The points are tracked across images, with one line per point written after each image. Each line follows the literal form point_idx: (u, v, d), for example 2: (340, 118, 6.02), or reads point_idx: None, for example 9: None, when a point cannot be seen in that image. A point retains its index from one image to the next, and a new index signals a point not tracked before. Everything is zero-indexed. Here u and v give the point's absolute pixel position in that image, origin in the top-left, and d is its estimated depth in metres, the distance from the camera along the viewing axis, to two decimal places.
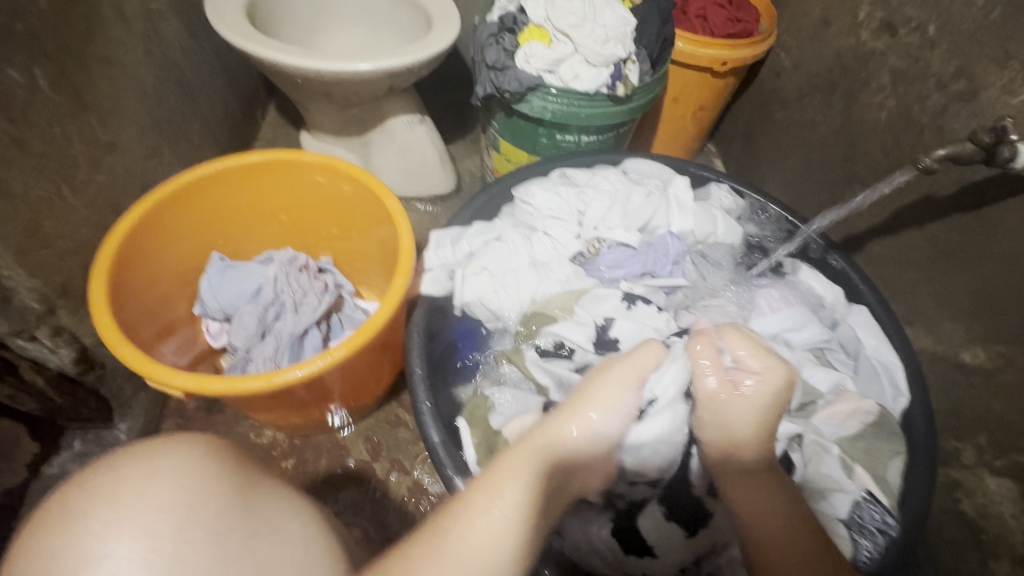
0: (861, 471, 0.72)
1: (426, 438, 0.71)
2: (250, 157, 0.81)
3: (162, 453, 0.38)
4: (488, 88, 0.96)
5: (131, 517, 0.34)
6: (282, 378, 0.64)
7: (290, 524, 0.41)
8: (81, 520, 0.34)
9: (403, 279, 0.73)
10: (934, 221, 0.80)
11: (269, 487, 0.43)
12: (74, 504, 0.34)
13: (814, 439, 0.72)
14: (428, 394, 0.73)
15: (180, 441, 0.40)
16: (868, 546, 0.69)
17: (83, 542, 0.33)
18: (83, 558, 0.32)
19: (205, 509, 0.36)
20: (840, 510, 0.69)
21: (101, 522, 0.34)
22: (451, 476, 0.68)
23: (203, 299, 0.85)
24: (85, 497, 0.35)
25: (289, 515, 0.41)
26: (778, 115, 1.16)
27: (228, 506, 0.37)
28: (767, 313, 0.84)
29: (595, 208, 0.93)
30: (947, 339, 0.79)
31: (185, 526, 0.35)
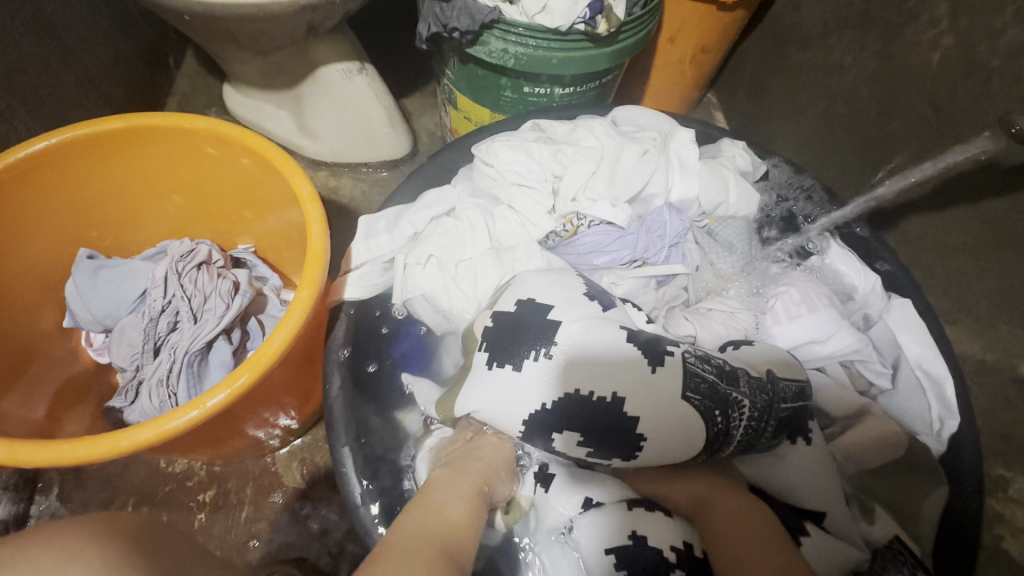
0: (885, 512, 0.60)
1: (348, 496, 0.58)
2: (107, 123, 0.61)
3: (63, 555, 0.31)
4: (433, 26, 0.75)
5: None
6: (130, 441, 0.48)
7: None
8: None
9: (309, 290, 0.55)
10: (996, 197, 0.64)
11: None
12: None
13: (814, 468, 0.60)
14: (348, 436, 0.60)
15: (74, 530, 0.33)
16: None
17: None
18: None
19: None
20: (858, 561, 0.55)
21: None
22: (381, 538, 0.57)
23: (73, 309, 0.67)
24: None
25: None
26: (795, 59, 0.95)
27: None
28: (783, 323, 0.68)
29: (575, 172, 0.73)
30: (1001, 346, 0.64)
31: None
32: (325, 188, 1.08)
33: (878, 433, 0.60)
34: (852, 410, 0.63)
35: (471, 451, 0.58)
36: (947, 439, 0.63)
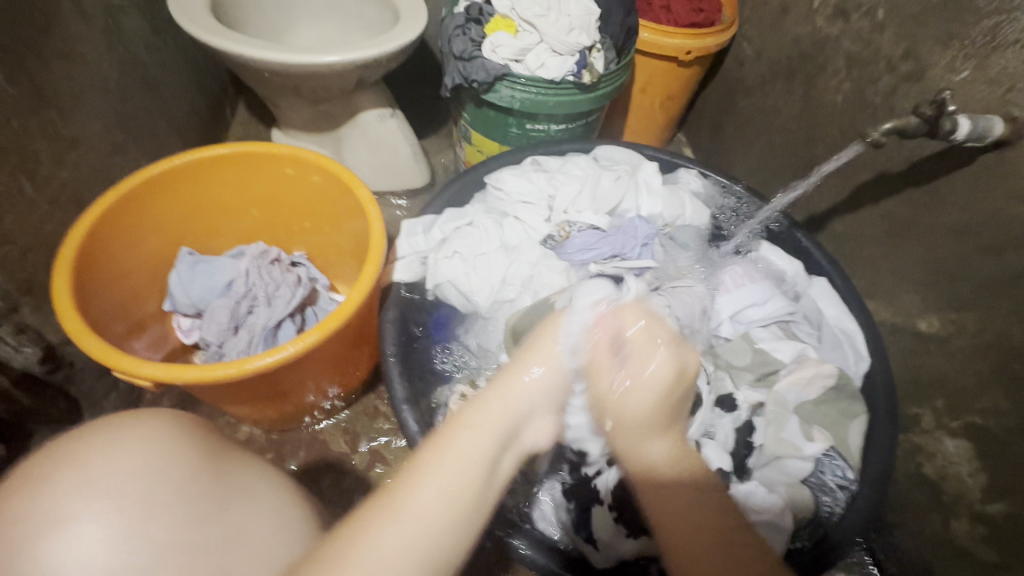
0: (820, 432, 0.74)
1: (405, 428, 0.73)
2: (217, 149, 0.80)
3: (132, 423, 0.42)
4: (457, 79, 0.97)
5: (99, 481, 0.37)
6: (252, 365, 0.64)
7: (264, 491, 0.48)
8: (50, 484, 0.36)
9: (373, 266, 0.74)
10: (889, 197, 0.84)
11: (243, 458, 0.50)
12: (36, 471, 0.37)
13: (774, 407, 0.76)
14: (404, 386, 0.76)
15: (144, 412, 0.44)
16: (830, 503, 0.73)
17: (57, 503, 0.36)
18: (59, 518, 0.36)
19: (177, 474, 0.41)
20: (803, 470, 0.73)
21: (70, 485, 0.37)
22: None
23: (172, 294, 0.84)
24: (47, 464, 0.38)
25: (261, 482, 0.48)
26: (742, 103, 1.19)
27: (194, 470, 0.42)
28: (731, 291, 0.88)
29: (565, 192, 0.94)
30: (905, 310, 0.83)
31: (155, 491, 0.39)
32: None
33: (804, 372, 0.77)
34: (787, 355, 0.81)
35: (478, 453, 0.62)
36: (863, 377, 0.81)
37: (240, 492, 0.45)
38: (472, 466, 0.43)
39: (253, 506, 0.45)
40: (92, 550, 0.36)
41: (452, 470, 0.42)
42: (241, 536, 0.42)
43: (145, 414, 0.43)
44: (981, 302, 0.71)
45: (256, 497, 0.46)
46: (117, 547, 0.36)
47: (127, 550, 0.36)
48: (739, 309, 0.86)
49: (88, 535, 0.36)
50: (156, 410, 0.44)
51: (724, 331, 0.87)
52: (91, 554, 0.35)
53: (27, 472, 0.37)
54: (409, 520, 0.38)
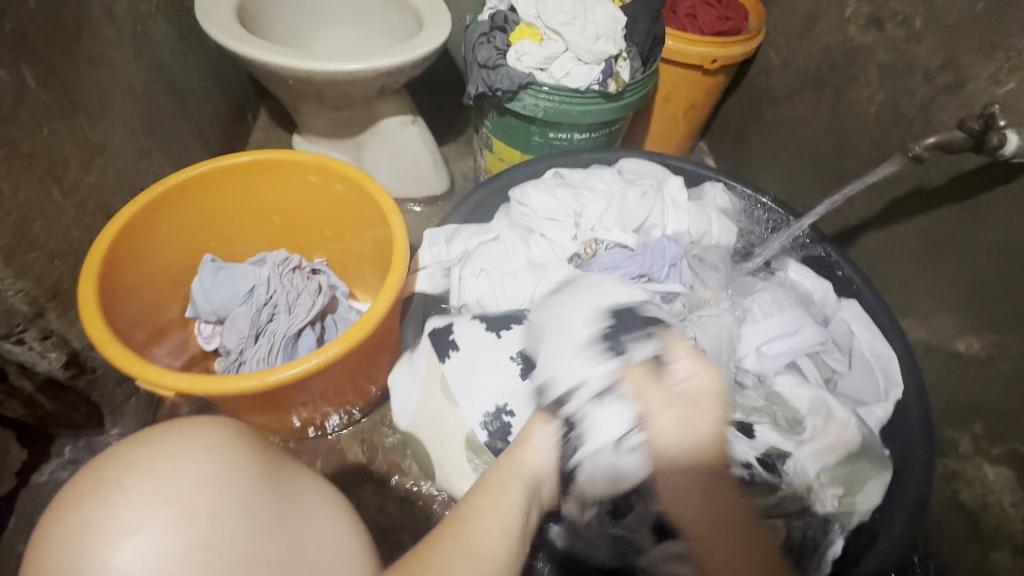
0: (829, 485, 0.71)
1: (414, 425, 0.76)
2: (242, 157, 0.80)
3: (195, 434, 0.43)
4: (480, 87, 0.96)
5: (166, 491, 0.38)
6: (275, 377, 0.63)
7: (320, 510, 0.47)
8: (118, 490, 0.38)
9: (397, 276, 0.73)
10: (925, 212, 0.81)
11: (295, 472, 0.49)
12: (109, 475, 0.39)
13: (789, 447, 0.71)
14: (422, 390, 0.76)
15: (207, 423, 0.45)
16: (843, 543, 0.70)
17: (120, 513, 0.37)
18: (121, 529, 0.37)
19: (238, 483, 0.41)
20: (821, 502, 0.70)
21: (137, 492, 0.38)
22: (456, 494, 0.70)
23: (195, 301, 0.84)
24: (119, 468, 0.39)
25: (319, 503, 0.48)
26: (768, 113, 1.17)
27: (256, 483, 0.43)
28: (760, 320, 0.83)
29: (593, 208, 0.92)
30: (941, 330, 0.80)
31: (218, 501, 0.40)
32: None
33: (836, 418, 0.72)
34: (813, 409, 0.74)
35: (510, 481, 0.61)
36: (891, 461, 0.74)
37: (302, 509, 0.45)
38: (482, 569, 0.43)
39: (310, 525, 0.45)
40: (153, 559, 0.36)
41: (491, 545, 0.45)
42: (302, 555, 0.42)
43: (203, 421, 0.44)
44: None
45: (310, 512, 0.46)
46: (178, 560, 0.37)
47: (187, 561, 0.37)
48: (765, 342, 0.82)
49: (153, 538, 0.37)
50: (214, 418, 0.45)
51: (749, 364, 0.81)
52: (156, 564, 0.36)
53: (97, 476, 0.39)
54: None
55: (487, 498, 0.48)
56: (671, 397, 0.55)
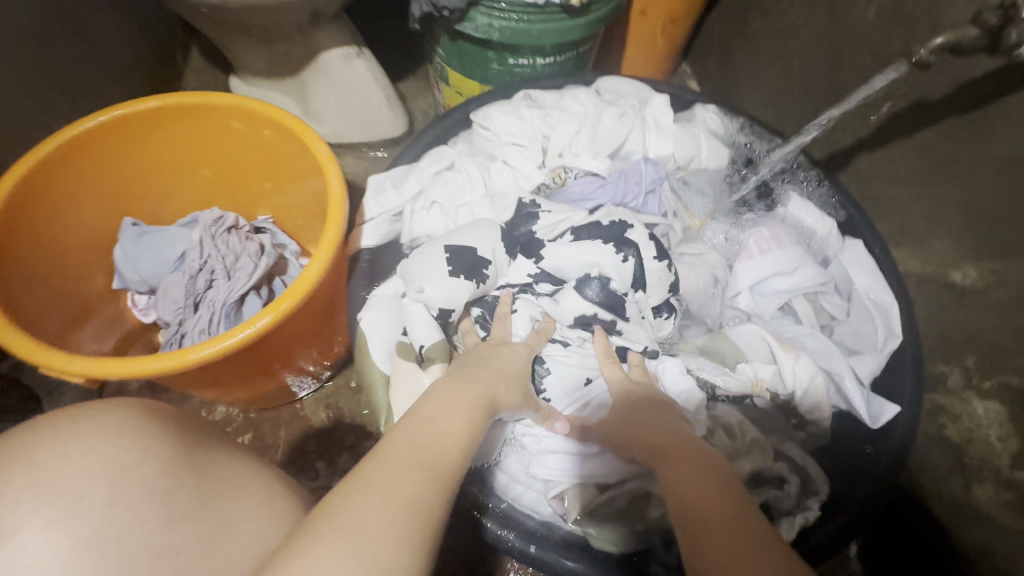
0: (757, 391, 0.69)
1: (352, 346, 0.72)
2: (148, 102, 0.69)
3: (98, 420, 0.39)
4: (424, 7, 0.83)
5: (50, 485, 0.34)
6: (196, 355, 0.57)
7: (250, 492, 0.46)
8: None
9: (333, 233, 0.64)
10: (926, 127, 0.72)
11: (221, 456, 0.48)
12: None
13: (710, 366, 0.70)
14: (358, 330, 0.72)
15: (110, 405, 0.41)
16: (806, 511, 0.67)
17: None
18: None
19: (143, 467, 0.38)
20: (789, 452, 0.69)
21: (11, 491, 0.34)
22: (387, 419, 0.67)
23: (120, 271, 0.76)
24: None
25: (245, 477, 0.47)
26: (756, 24, 1.04)
27: (165, 470, 0.40)
28: (755, 257, 0.77)
29: (561, 131, 0.83)
30: (937, 259, 0.73)
31: (118, 490, 0.36)
32: None
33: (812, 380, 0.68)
34: (758, 350, 0.71)
35: (485, 360, 0.59)
36: (883, 421, 0.69)
37: (224, 482, 0.45)
38: (429, 440, 0.41)
39: (240, 501, 0.44)
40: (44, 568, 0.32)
41: (423, 431, 0.42)
42: (232, 533, 0.41)
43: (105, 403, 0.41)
44: None
45: (239, 496, 0.45)
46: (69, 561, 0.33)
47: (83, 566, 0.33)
48: (761, 279, 0.76)
49: (45, 542, 0.33)
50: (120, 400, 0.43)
51: (742, 302, 0.77)
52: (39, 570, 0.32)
53: None
54: (373, 494, 0.34)
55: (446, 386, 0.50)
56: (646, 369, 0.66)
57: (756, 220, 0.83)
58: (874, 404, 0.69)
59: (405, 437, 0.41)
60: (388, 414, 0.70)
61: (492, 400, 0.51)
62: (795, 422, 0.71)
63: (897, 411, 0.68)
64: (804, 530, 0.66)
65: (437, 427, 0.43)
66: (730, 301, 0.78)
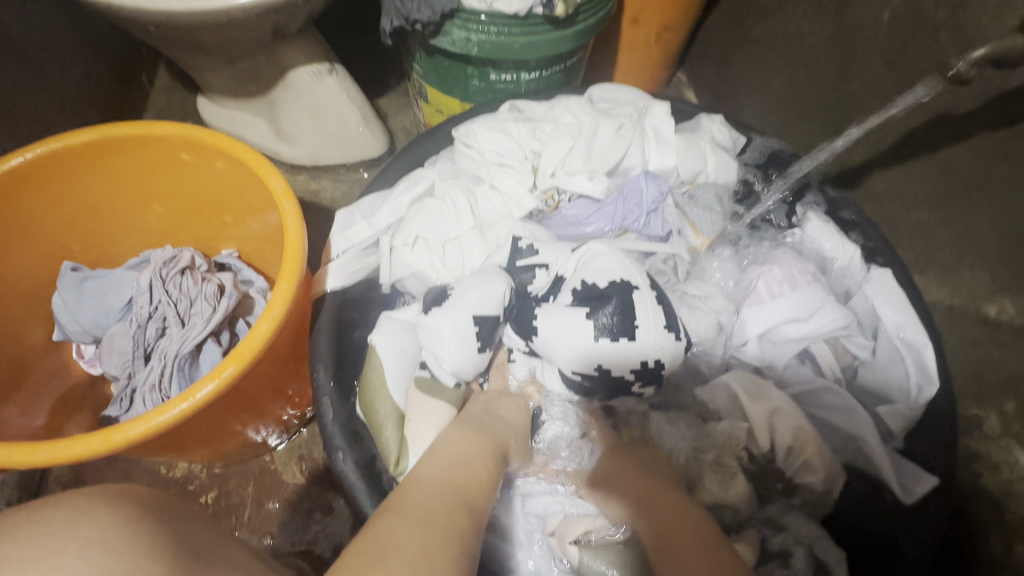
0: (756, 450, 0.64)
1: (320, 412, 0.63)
2: (81, 135, 0.62)
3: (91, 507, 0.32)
4: (395, 21, 0.76)
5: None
6: (123, 436, 0.50)
7: None
8: None
9: (288, 282, 0.57)
10: (952, 145, 0.65)
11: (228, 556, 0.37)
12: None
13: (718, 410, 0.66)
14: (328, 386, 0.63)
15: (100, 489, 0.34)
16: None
17: None
18: None
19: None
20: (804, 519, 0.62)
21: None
22: (355, 495, 0.59)
23: (60, 321, 0.68)
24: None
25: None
26: (756, 30, 0.97)
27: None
28: (766, 301, 0.68)
29: (554, 148, 0.75)
30: (967, 290, 0.66)
31: None
32: (305, 192, 1.09)
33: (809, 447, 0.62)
34: (728, 408, 0.66)
35: (490, 412, 0.61)
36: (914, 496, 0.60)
37: None
38: (449, 483, 0.46)
39: None
40: None
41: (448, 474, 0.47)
42: None
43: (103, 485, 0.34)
44: None
45: None
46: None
47: None
48: (772, 326, 0.68)
49: None
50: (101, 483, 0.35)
51: (750, 351, 0.69)
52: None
53: None
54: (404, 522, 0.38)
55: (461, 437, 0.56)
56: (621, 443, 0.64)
57: (772, 250, 0.75)
58: (904, 477, 0.61)
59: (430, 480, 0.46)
60: (399, 454, 0.61)
61: (500, 448, 0.56)
62: (782, 486, 0.64)
63: (934, 483, 0.60)
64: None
65: (467, 468, 0.49)
66: (735, 349, 0.70)
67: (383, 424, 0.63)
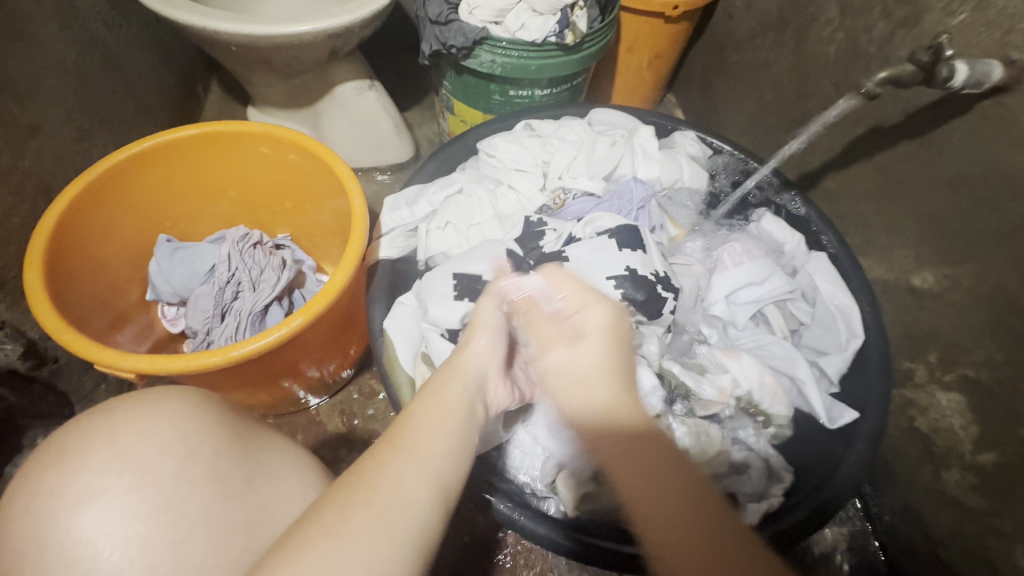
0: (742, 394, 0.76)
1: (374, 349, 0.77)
2: (188, 130, 0.77)
3: (160, 402, 0.49)
4: (434, 45, 0.92)
5: (130, 457, 0.44)
6: (238, 352, 0.63)
7: (288, 474, 0.51)
8: (81, 458, 0.44)
9: (357, 245, 0.71)
10: (884, 150, 0.81)
11: (266, 440, 0.54)
12: (73, 445, 0.45)
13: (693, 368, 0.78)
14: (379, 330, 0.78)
15: (171, 391, 0.50)
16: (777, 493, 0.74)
17: (82, 476, 0.43)
18: (87, 492, 0.42)
19: (202, 449, 0.46)
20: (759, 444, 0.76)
21: (99, 457, 0.44)
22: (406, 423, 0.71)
23: (154, 283, 0.82)
24: (84, 439, 0.45)
25: (286, 466, 0.52)
26: (732, 59, 1.15)
27: (221, 449, 0.47)
28: (730, 269, 0.84)
29: (560, 157, 0.91)
30: (899, 266, 0.82)
31: (182, 465, 0.45)
32: None
33: (767, 386, 0.76)
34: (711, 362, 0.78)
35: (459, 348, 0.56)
36: (842, 424, 0.76)
37: (269, 470, 0.50)
38: (432, 442, 0.46)
39: (279, 489, 0.49)
40: (121, 516, 0.42)
41: (437, 429, 0.47)
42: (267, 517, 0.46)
43: (166, 390, 0.50)
44: (977, 255, 0.70)
45: (279, 479, 0.50)
46: (141, 519, 0.42)
47: (152, 522, 0.42)
48: (733, 290, 0.83)
49: (117, 500, 0.42)
50: (178, 388, 0.51)
51: (716, 310, 0.84)
52: (121, 524, 0.42)
53: (60, 446, 0.45)
54: (380, 506, 0.40)
55: (422, 403, 0.49)
56: (575, 330, 0.56)
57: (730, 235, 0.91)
58: (834, 409, 0.77)
59: (409, 445, 0.45)
60: None
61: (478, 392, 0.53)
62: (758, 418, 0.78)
63: (853, 417, 0.76)
64: (767, 514, 0.72)
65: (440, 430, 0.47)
66: (705, 309, 0.84)
67: (400, 390, 0.74)
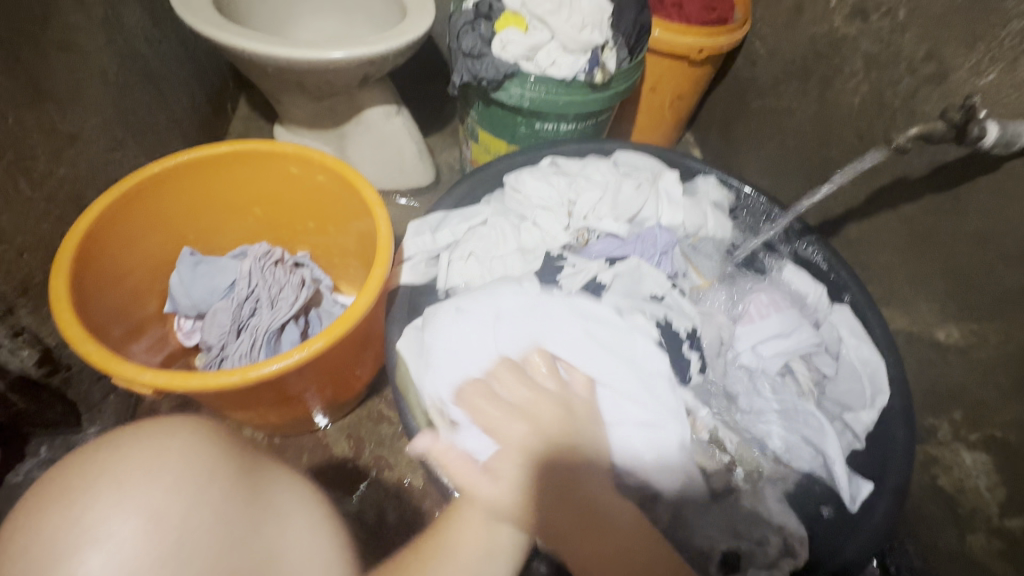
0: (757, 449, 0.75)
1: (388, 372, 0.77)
2: (221, 147, 0.78)
3: (177, 435, 0.40)
4: (465, 76, 0.94)
5: (139, 498, 0.36)
6: (257, 373, 0.62)
7: (292, 511, 0.44)
8: (84, 498, 0.35)
9: (381, 269, 0.71)
10: (909, 202, 0.82)
11: (276, 474, 0.47)
12: (75, 482, 0.35)
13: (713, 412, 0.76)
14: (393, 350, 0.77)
15: (186, 425, 0.41)
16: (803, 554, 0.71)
17: (87, 520, 0.34)
18: (88, 538, 0.34)
19: (213, 491, 0.39)
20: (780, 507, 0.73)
21: (105, 499, 0.35)
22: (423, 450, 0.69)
23: (174, 295, 0.82)
24: (85, 474, 0.36)
25: (292, 503, 0.45)
26: (754, 103, 1.17)
27: (232, 490, 0.40)
28: (755, 321, 0.83)
29: (587, 197, 0.91)
30: (923, 319, 0.81)
31: (190, 509, 0.37)
32: None
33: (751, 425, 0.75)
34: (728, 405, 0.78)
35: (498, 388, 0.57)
36: (860, 501, 0.72)
37: (276, 508, 0.43)
38: None
39: (285, 527, 0.43)
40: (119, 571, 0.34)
41: None
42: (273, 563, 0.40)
43: (183, 422, 0.41)
44: (1003, 313, 0.69)
45: (285, 518, 0.43)
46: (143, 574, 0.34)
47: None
48: (760, 341, 0.81)
49: (123, 547, 0.34)
50: (188, 418, 0.42)
51: (743, 361, 0.81)
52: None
53: (62, 483, 0.35)
54: None
55: None
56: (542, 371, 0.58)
57: (756, 285, 0.90)
58: (852, 484, 0.73)
59: None
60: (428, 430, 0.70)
61: None
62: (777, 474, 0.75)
63: (870, 489, 0.73)
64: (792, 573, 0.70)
65: None
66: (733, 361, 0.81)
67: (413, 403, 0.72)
